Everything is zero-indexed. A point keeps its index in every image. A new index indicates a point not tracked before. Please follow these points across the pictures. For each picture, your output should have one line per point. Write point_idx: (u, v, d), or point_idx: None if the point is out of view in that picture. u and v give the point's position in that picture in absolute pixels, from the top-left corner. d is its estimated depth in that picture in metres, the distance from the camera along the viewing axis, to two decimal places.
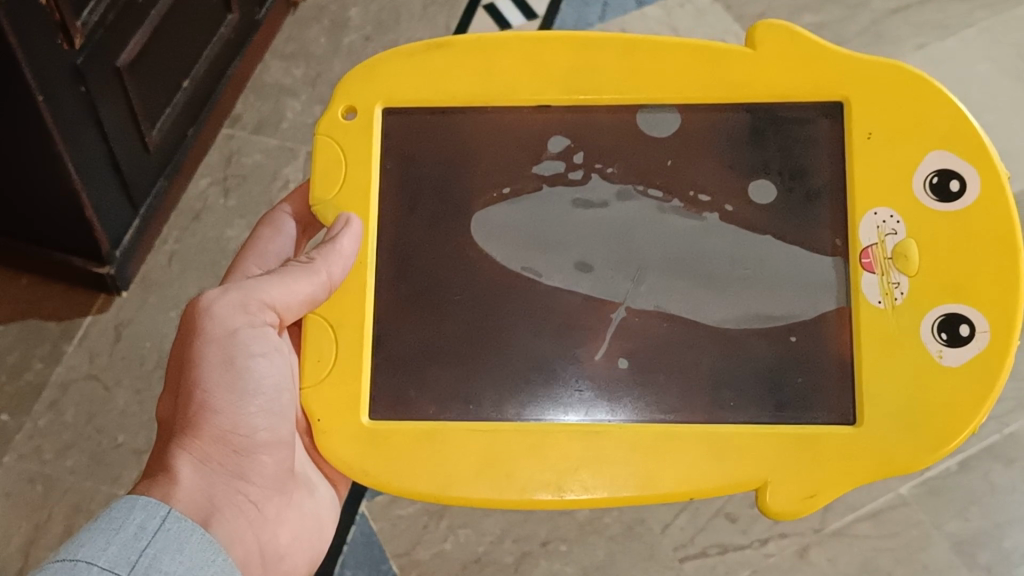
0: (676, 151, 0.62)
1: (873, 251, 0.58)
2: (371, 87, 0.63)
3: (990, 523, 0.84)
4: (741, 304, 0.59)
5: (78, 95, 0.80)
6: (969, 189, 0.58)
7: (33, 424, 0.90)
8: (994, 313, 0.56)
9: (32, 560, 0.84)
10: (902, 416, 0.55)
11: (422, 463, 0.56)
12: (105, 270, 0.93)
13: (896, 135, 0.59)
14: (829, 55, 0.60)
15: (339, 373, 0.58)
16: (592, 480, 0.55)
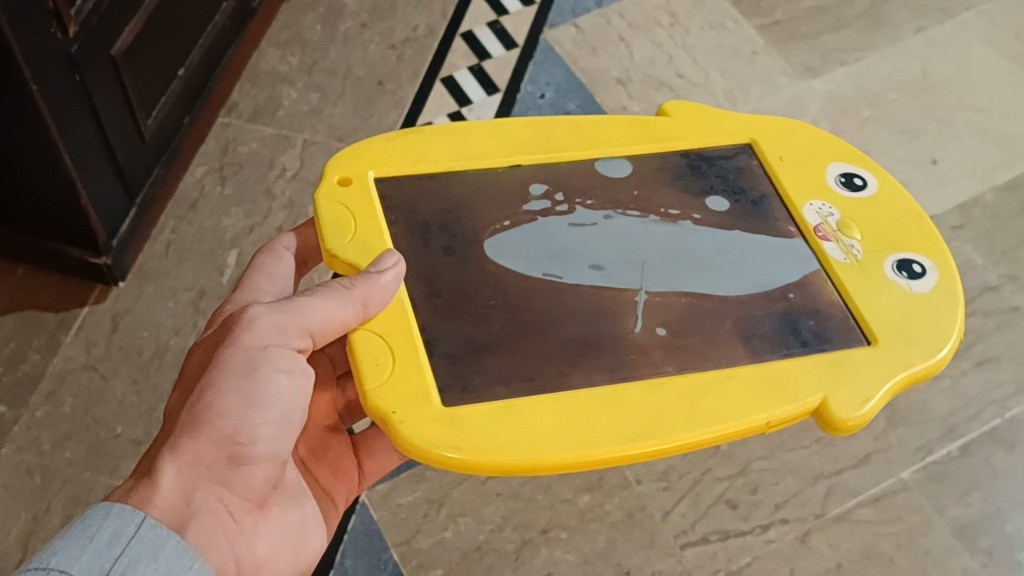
0: (639, 184, 0.64)
1: (823, 228, 0.63)
2: (355, 162, 0.64)
3: (992, 507, 0.83)
4: (737, 277, 0.60)
5: (73, 84, 0.79)
6: (868, 185, 0.67)
7: (30, 415, 0.88)
8: (935, 256, 0.63)
9: (30, 552, 0.81)
10: (908, 331, 0.58)
11: (510, 432, 0.52)
12: (101, 260, 0.93)
13: (798, 155, 0.67)
14: (730, 117, 0.69)
15: (401, 370, 0.54)
16: (674, 417, 0.54)
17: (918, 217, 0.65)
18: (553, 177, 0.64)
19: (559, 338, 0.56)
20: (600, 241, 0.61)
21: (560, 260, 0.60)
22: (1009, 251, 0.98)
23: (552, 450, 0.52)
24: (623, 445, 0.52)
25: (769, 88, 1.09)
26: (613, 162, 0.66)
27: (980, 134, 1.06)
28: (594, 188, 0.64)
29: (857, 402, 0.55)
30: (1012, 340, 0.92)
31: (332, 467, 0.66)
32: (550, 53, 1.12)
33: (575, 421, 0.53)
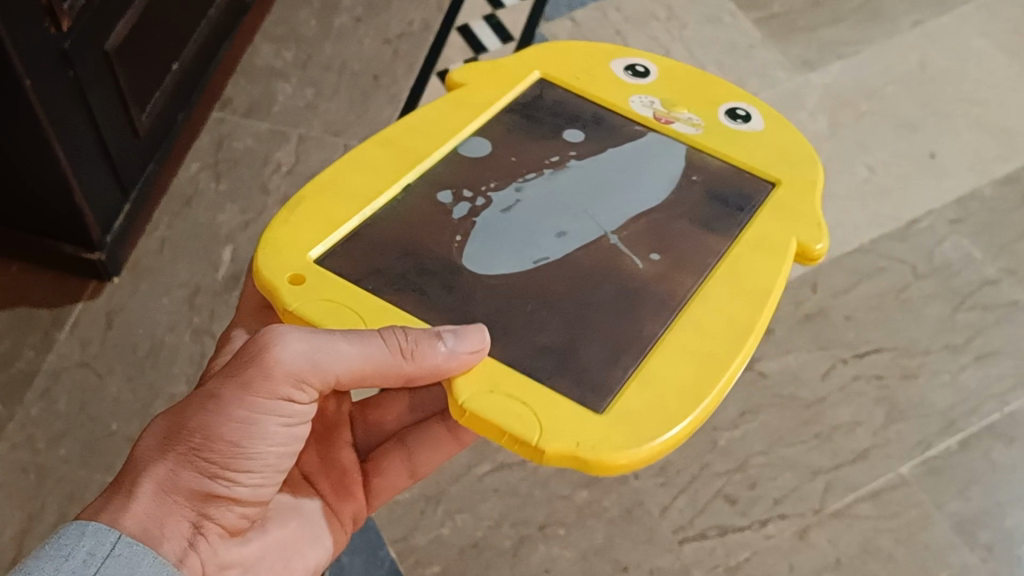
0: (510, 151, 0.63)
1: (659, 115, 0.66)
2: (285, 254, 0.56)
3: (991, 502, 0.83)
4: (642, 185, 0.61)
5: (66, 79, 0.79)
6: (651, 70, 0.69)
7: (24, 412, 0.87)
8: (743, 94, 0.68)
9: (24, 551, 0.80)
10: (796, 162, 0.64)
11: (661, 397, 0.51)
12: (95, 256, 0.92)
13: (585, 69, 0.68)
14: (471, 74, 0.67)
15: (539, 402, 0.50)
16: (746, 314, 0.54)
17: (700, 73, 0.70)
18: (466, 177, 0.61)
19: (592, 308, 0.55)
20: (556, 207, 0.60)
21: (502, 243, 0.57)
22: (1008, 245, 0.97)
23: (712, 382, 0.52)
24: (732, 351, 0.53)
25: (766, 82, 1.09)
26: (474, 141, 0.63)
27: (978, 127, 1.06)
28: (506, 171, 0.62)
29: (815, 225, 0.60)
30: (1010, 334, 0.91)
31: (340, 482, 0.63)
32: None
33: (674, 359, 0.52)
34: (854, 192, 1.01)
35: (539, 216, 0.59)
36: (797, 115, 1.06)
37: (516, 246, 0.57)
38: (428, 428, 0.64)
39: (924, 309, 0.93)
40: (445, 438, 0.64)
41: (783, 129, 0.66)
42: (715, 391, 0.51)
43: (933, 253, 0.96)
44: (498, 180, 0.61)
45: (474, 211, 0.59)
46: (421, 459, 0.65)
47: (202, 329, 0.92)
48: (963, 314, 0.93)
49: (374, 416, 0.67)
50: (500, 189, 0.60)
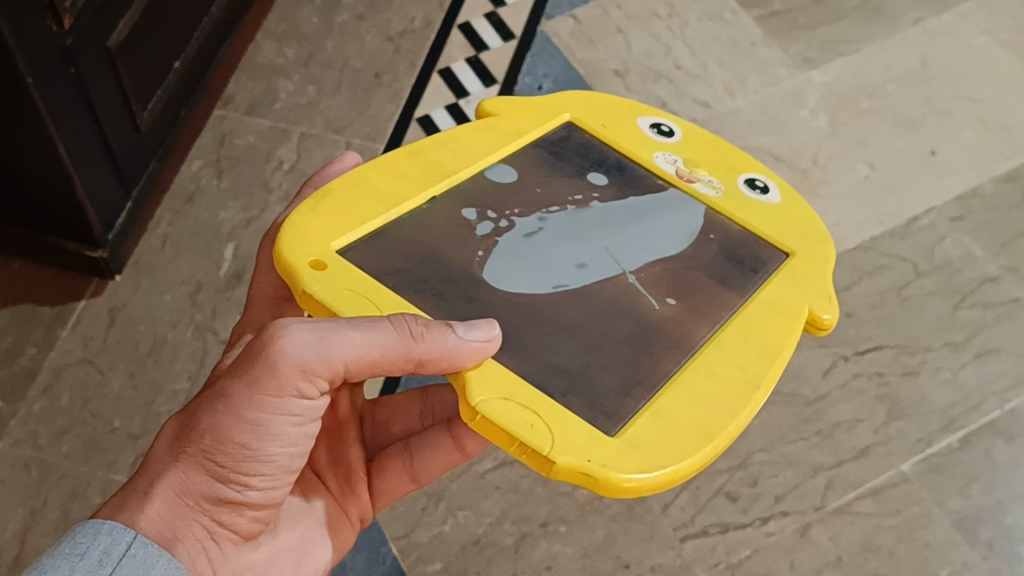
0: (535, 180, 0.59)
1: (680, 173, 0.61)
2: (306, 243, 0.52)
3: (991, 499, 0.83)
4: (665, 232, 0.57)
5: (68, 77, 0.79)
6: (678, 130, 0.64)
7: (27, 409, 0.88)
8: (767, 170, 0.63)
9: (27, 547, 0.81)
10: (811, 234, 0.59)
11: (672, 434, 0.47)
12: (98, 253, 0.92)
13: (614, 116, 0.64)
14: (516, 102, 0.63)
15: (553, 417, 0.46)
16: (759, 363, 0.51)
17: (720, 142, 0.64)
18: (486, 199, 0.57)
19: (610, 338, 0.51)
20: (573, 235, 0.56)
21: (517, 276, 0.53)
22: (1008, 243, 0.97)
23: (723, 426, 0.48)
24: (748, 406, 0.49)
25: (767, 80, 1.09)
26: (499, 168, 0.59)
27: (979, 125, 1.06)
28: (525, 200, 0.57)
29: (828, 296, 0.56)
30: (1011, 332, 0.92)
31: (346, 482, 0.63)
32: (547, 45, 1.11)
33: (689, 399, 0.49)
34: (855, 190, 1.01)
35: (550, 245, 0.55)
36: (798, 114, 1.06)
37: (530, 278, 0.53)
38: (432, 433, 0.62)
39: (925, 306, 0.93)
40: (448, 448, 0.62)
41: (801, 207, 0.61)
42: (724, 432, 0.48)
43: (934, 250, 0.96)
44: (518, 206, 0.57)
45: (498, 230, 0.55)
46: (422, 467, 0.63)
47: (204, 326, 0.92)
48: (964, 312, 0.93)
49: (383, 414, 0.67)
50: (523, 216, 0.56)
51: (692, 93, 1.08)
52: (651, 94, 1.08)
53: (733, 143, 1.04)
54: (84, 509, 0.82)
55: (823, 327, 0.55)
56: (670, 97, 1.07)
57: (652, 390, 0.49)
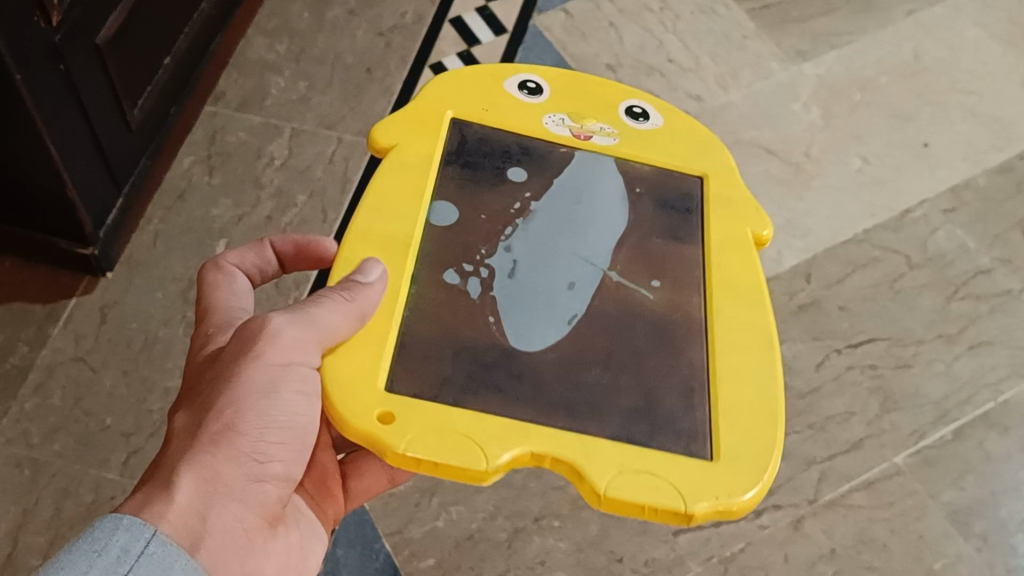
0: (473, 207, 0.59)
1: (578, 132, 0.65)
2: (361, 401, 0.50)
3: (985, 492, 0.83)
4: (602, 216, 0.60)
5: (57, 74, 0.78)
6: (550, 92, 0.66)
7: (19, 407, 0.87)
8: (624, 91, 0.68)
9: (20, 546, 0.80)
10: (704, 144, 0.66)
11: (748, 436, 0.51)
12: (89, 251, 0.92)
13: (496, 100, 0.65)
14: (400, 126, 0.62)
15: (665, 468, 0.49)
16: (763, 328, 0.56)
17: (571, 75, 0.68)
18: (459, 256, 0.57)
19: (586, 350, 0.54)
20: (545, 249, 0.58)
21: (537, 325, 0.55)
22: (1001, 235, 0.97)
23: (774, 395, 0.53)
24: (771, 366, 0.54)
25: (760, 73, 1.09)
26: (440, 206, 0.59)
27: (972, 118, 1.06)
28: (478, 233, 0.58)
29: (759, 217, 0.62)
30: (1005, 324, 0.91)
31: (321, 481, 0.61)
32: (539, 40, 1.11)
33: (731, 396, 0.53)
34: (848, 183, 1.01)
35: (535, 279, 0.57)
36: (791, 107, 1.06)
37: (544, 323, 0.55)
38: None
39: (918, 299, 0.93)
40: None
41: (668, 112, 0.67)
42: (775, 399, 0.53)
43: (927, 242, 0.96)
44: (490, 246, 0.57)
45: (490, 285, 0.56)
46: None
47: None
48: (957, 304, 0.93)
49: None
50: (492, 254, 0.57)
51: (684, 87, 1.08)
52: (643, 88, 1.07)
53: (726, 136, 1.03)
54: (77, 507, 0.82)
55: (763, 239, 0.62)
56: (662, 91, 1.07)
57: (686, 411, 0.52)
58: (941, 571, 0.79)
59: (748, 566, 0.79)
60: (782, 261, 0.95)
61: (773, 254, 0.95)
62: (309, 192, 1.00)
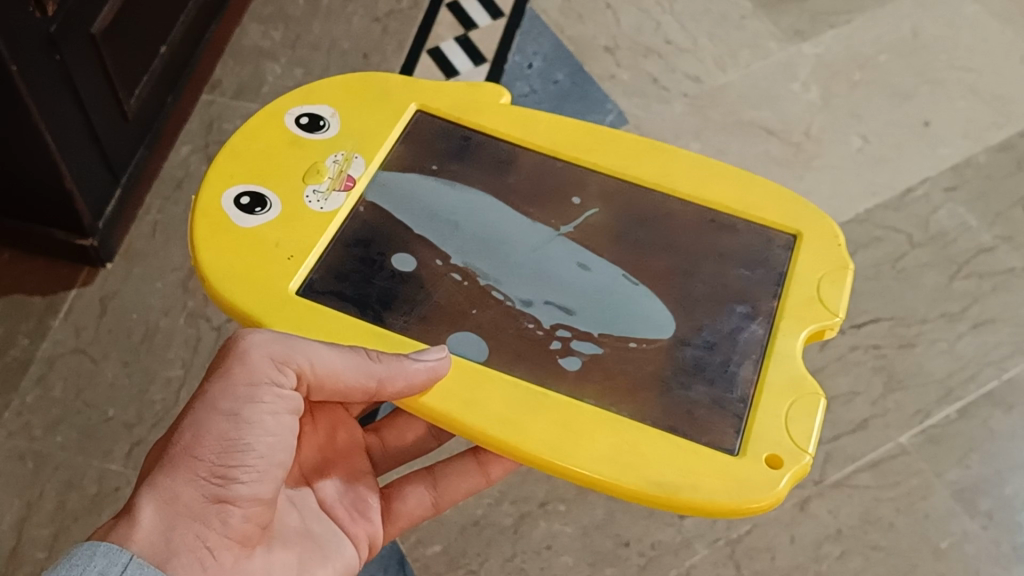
0: (475, 302, 0.61)
1: (344, 177, 0.65)
2: (716, 478, 0.53)
3: (991, 469, 0.83)
4: (536, 264, 0.63)
5: (52, 64, 0.78)
6: (271, 193, 0.64)
7: (21, 400, 0.87)
8: (375, 81, 0.71)
9: (24, 539, 0.80)
10: (373, 91, 0.70)
11: (818, 254, 0.63)
12: (87, 242, 0.91)
13: (278, 231, 0.62)
14: (268, 233, 0.62)
15: (782, 390, 0.57)
16: (731, 193, 0.66)
17: (327, 91, 0.70)
18: (532, 350, 0.59)
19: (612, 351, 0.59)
20: (529, 276, 0.62)
21: (626, 323, 0.60)
22: (1004, 212, 0.97)
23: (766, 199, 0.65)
24: (744, 192, 0.66)
25: (758, 53, 1.08)
26: (463, 340, 0.59)
27: (971, 95, 1.05)
28: (504, 323, 0.60)
29: (629, 144, 0.68)
30: (1008, 302, 0.91)
31: (354, 506, 0.63)
32: (536, 23, 1.10)
33: (772, 317, 0.61)
34: (848, 163, 1.00)
35: (578, 297, 0.62)
36: (790, 86, 1.06)
37: (633, 318, 0.61)
38: (458, 459, 0.67)
39: (921, 278, 0.93)
40: (472, 471, 0.67)
41: (314, 93, 0.70)
42: (770, 210, 0.65)
43: (929, 221, 0.96)
44: (530, 317, 0.60)
45: (586, 334, 0.60)
46: (446, 485, 0.67)
47: (196, 313, 0.92)
48: (960, 283, 0.92)
49: (393, 436, 0.69)
50: (538, 321, 0.60)
51: (682, 68, 1.07)
52: (641, 70, 1.07)
53: (725, 118, 1.03)
54: (80, 499, 0.82)
55: (632, 138, 0.68)
56: (660, 73, 1.07)
57: (760, 347, 0.60)
58: (947, 550, 0.79)
59: (754, 548, 0.79)
60: None
61: None
62: None
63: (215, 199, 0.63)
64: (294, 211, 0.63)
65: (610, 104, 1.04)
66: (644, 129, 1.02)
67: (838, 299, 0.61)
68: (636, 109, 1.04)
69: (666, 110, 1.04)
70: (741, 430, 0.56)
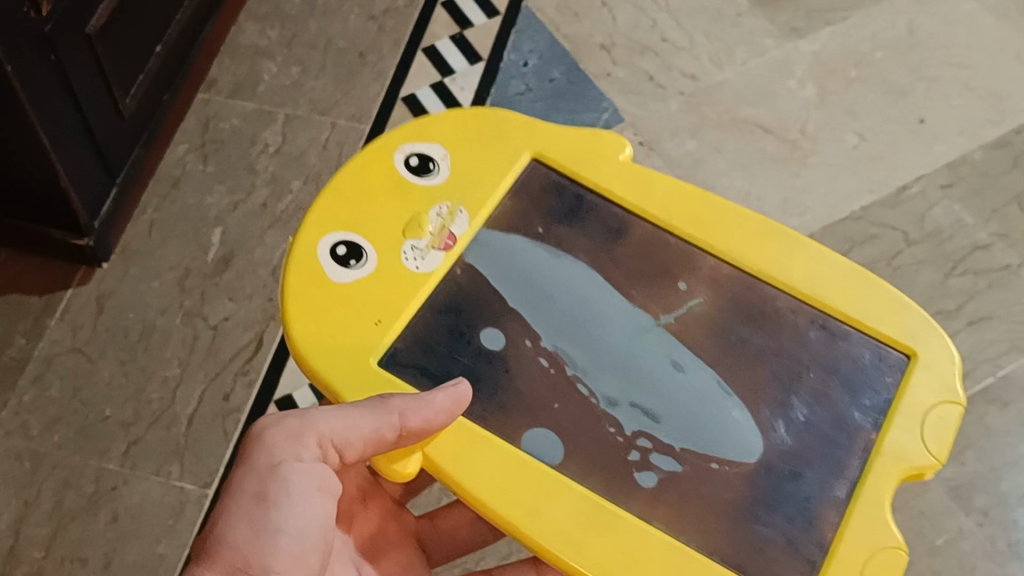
0: (563, 398, 0.57)
1: (438, 237, 0.62)
2: None
3: (985, 467, 0.83)
4: (627, 353, 0.59)
5: (48, 64, 0.78)
6: (367, 245, 0.62)
7: (18, 399, 0.87)
8: (498, 121, 0.67)
9: (22, 538, 0.81)
10: (488, 131, 0.66)
11: (924, 374, 0.58)
12: (84, 241, 0.92)
13: (364, 291, 0.60)
14: (353, 285, 0.60)
15: (874, 523, 0.54)
16: (847, 285, 0.60)
17: (449, 123, 0.67)
18: (610, 459, 0.56)
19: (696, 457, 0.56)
20: (622, 362, 0.59)
21: (717, 437, 0.57)
22: (999, 209, 0.97)
23: (882, 302, 0.60)
24: (862, 285, 0.60)
25: (754, 50, 1.08)
26: (541, 440, 0.56)
27: (968, 92, 1.05)
28: (584, 422, 0.57)
29: (748, 213, 0.63)
30: (1003, 299, 0.91)
31: None
32: (532, 21, 1.10)
33: (869, 455, 0.56)
34: (844, 160, 1.00)
35: (671, 403, 0.57)
36: (786, 84, 1.06)
37: (718, 432, 0.57)
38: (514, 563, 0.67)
39: (917, 275, 0.93)
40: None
41: (431, 128, 0.66)
42: (886, 315, 0.60)
43: (925, 218, 0.96)
44: (613, 421, 0.57)
45: (667, 446, 0.56)
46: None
47: (193, 313, 0.92)
48: (956, 280, 0.92)
49: (447, 523, 0.71)
50: (623, 426, 0.57)
51: (678, 65, 1.07)
52: (637, 68, 1.07)
53: (721, 115, 1.03)
54: (78, 498, 0.82)
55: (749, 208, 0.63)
56: (656, 70, 1.07)
57: (848, 482, 0.55)
58: (942, 547, 0.80)
59: None
60: None
61: None
62: (304, 178, 1.00)
63: (306, 241, 0.62)
64: (383, 276, 0.60)
65: (606, 102, 1.04)
66: (640, 127, 1.02)
67: (942, 446, 0.56)
68: (632, 107, 1.04)
69: (662, 107, 1.04)
70: (825, 547, 0.54)
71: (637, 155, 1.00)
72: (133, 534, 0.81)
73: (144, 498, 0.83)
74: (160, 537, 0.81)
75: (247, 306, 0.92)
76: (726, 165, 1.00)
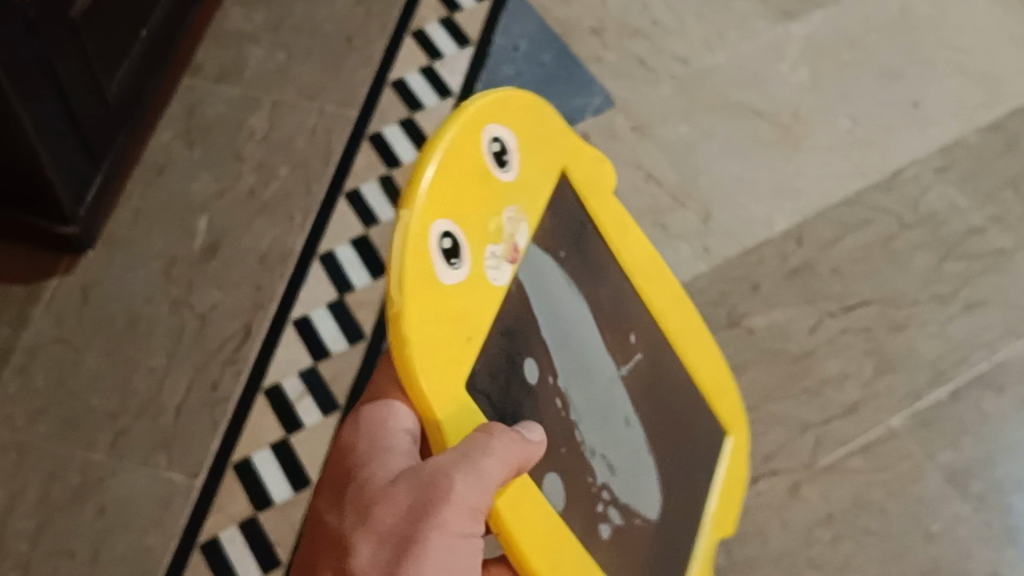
0: (569, 442, 0.50)
1: (515, 248, 0.48)
2: None
3: (982, 452, 0.82)
4: (607, 396, 0.55)
5: (31, 49, 0.76)
6: (461, 233, 0.44)
7: (2, 390, 0.86)
8: (552, 121, 0.54)
9: (8, 531, 0.80)
10: (542, 131, 0.52)
11: (741, 465, 0.66)
12: (69, 229, 0.90)
13: (470, 311, 0.43)
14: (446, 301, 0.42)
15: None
16: (717, 370, 0.66)
17: (531, 104, 0.52)
18: (588, 516, 0.50)
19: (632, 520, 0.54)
20: (598, 412, 0.54)
21: (642, 493, 0.56)
22: (994, 192, 0.96)
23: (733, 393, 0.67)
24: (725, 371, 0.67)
25: (746, 34, 1.07)
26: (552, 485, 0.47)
27: (961, 75, 1.04)
28: (579, 474, 0.50)
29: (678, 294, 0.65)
30: (999, 283, 0.90)
31: None
32: (522, 3, 1.09)
33: (699, 522, 0.61)
34: (837, 144, 0.99)
35: (620, 453, 0.55)
36: (777, 68, 1.05)
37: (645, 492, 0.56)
38: None
39: (911, 260, 0.92)
40: None
41: (505, 107, 0.49)
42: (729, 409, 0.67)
43: (919, 202, 0.95)
44: (592, 471, 0.51)
45: (619, 501, 0.53)
46: None
47: (180, 301, 0.91)
48: (951, 264, 0.92)
49: None
50: (596, 474, 0.52)
51: (669, 50, 1.06)
52: (628, 52, 1.06)
53: (713, 100, 1.02)
54: (64, 490, 0.81)
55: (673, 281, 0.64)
56: (648, 54, 1.06)
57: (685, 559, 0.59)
58: (938, 534, 0.79)
59: (745, 533, 0.80)
60: (773, 225, 0.94)
61: (763, 219, 0.95)
62: (291, 164, 0.98)
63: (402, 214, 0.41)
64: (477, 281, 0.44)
65: (597, 86, 1.03)
66: (632, 112, 1.01)
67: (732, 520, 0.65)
68: (624, 91, 1.03)
69: (653, 92, 1.03)
70: None
71: (628, 140, 1.00)
72: (120, 526, 0.80)
73: (131, 489, 0.81)
74: (148, 529, 0.80)
75: (234, 295, 0.91)
76: (718, 150, 0.99)
